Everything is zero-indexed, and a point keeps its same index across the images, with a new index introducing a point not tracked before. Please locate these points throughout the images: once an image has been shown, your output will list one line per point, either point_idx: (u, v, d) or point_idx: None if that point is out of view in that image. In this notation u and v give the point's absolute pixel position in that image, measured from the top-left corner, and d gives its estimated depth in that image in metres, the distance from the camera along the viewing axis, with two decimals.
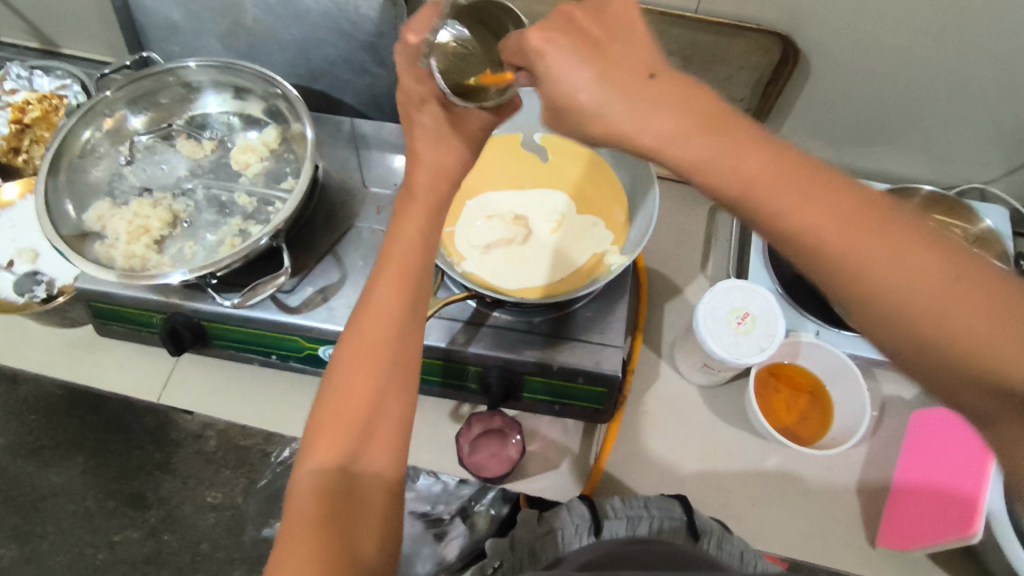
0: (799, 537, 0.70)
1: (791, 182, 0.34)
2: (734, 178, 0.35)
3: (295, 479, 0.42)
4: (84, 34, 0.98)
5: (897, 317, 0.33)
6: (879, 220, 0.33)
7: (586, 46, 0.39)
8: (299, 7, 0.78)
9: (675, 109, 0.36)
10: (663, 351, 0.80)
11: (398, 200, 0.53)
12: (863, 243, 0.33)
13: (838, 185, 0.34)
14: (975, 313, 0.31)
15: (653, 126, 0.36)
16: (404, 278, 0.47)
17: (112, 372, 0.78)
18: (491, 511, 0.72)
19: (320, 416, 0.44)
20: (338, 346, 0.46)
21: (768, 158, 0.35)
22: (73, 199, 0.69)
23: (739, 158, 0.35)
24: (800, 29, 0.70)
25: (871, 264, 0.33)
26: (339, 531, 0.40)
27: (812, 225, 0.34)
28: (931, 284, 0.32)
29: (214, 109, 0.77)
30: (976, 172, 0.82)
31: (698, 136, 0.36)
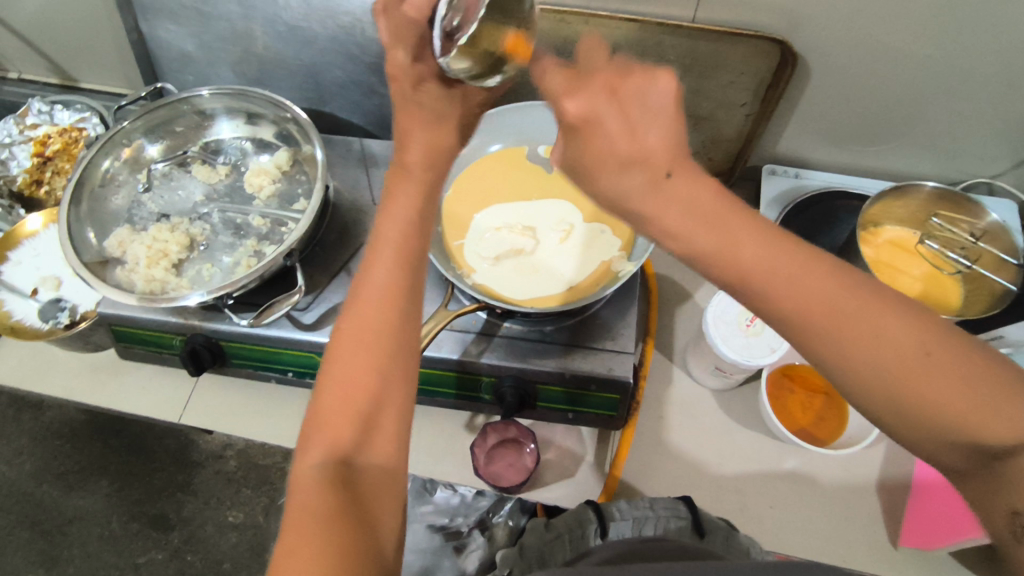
0: (820, 540, 0.69)
1: (787, 270, 0.37)
2: (738, 264, 0.37)
3: (297, 475, 0.41)
4: (101, 68, 1.01)
5: (873, 384, 0.35)
6: (870, 301, 0.36)
7: (618, 121, 0.37)
8: (307, 33, 0.81)
9: (685, 209, 0.38)
10: (675, 356, 0.80)
11: (389, 176, 0.51)
12: (849, 321, 0.36)
13: (832, 270, 0.37)
14: (947, 378, 0.34)
15: (662, 218, 0.38)
16: (403, 263, 0.47)
17: (135, 395, 0.80)
18: (509, 522, 0.80)
19: (323, 407, 0.43)
20: (335, 335, 0.45)
21: (771, 250, 0.37)
22: (94, 227, 0.71)
23: (743, 248, 0.37)
24: (798, 32, 0.71)
25: (857, 341, 0.35)
26: (352, 523, 0.39)
27: (801, 296, 0.37)
28: (910, 355, 0.35)
29: (228, 135, 0.79)
30: (983, 167, 0.82)
31: (704, 230, 0.38)
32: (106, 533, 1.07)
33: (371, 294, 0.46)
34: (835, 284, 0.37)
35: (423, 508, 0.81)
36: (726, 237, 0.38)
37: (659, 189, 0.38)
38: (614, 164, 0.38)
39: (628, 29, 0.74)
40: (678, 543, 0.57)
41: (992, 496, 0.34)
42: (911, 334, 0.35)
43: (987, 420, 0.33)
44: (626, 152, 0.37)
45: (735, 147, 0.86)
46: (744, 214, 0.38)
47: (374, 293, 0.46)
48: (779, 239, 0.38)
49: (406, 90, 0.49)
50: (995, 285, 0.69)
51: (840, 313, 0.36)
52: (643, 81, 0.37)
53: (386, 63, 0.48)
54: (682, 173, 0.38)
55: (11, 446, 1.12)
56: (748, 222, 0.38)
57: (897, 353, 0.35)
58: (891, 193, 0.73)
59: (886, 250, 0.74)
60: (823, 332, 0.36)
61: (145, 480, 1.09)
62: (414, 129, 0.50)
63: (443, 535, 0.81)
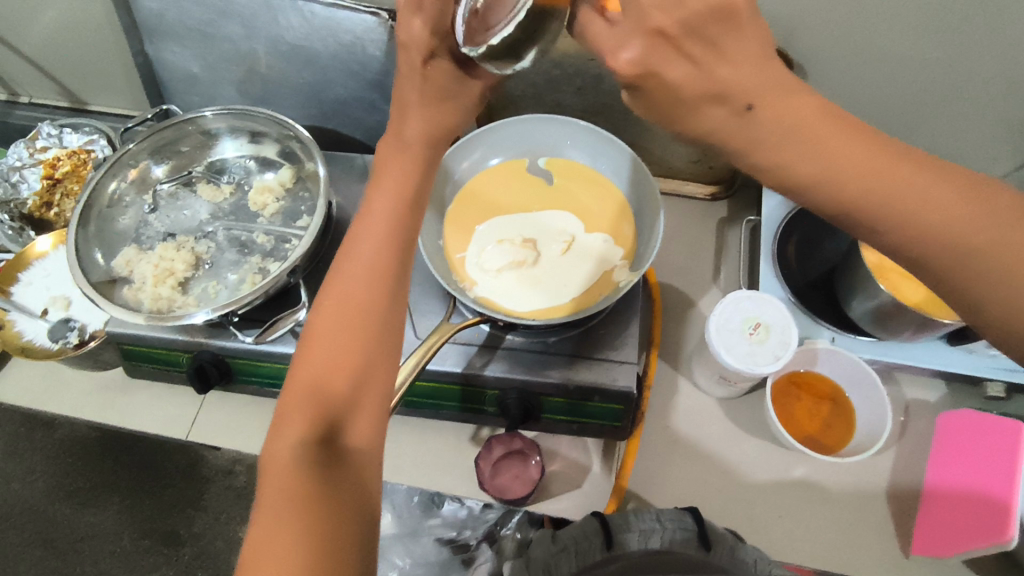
0: (830, 548, 0.69)
1: (881, 176, 0.37)
2: (838, 177, 0.37)
3: (271, 454, 0.41)
4: (109, 90, 1.03)
5: (977, 282, 0.37)
6: (965, 198, 0.37)
7: (684, 64, 0.35)
8: (309, 51, 0.82)
9: (777, 131, 0.37)
10: (680, 365, 0.80)
11: (384, 143, 0.49)
12: (953, 219, 0.37)
13: (932, 171, 0.37)
14: (1009, 245, 0.36)
15: (753, 150, 0.38)
16: (392, 241, 0.46)
17: (143, 412, 0.81)
18: (517, 534, 0.78)
19: (304, 387, 0.43)
20: (318, 314, 0.45)
21: (864, 156, 0.37)
22: (102, 247, 0.72)
23: (844, 161, 0.37)
24: (793, 39, 0.71)
25: (932, 228, 0.37)
26: (327, 510, 0.38)
27: (894, 197, 0.37)
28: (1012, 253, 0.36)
29: (232, 154, 0.81)
30: (986, 169, 0.81)
31: (792, 150, 0.37)
32: (117, 550, 1.08)
33: (358, 272, 0.45)
34: (934, 185, 0.37)
35: (432, 521, 0.81)
36: (824, 154, 0.37)
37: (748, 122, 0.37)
38: (695, 102, 0.37)
39: None
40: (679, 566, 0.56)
41: None
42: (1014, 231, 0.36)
43: None
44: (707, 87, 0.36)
45: None
46: (840, 119, 0.38)
47: (360, 271, 0.45)
48: (877, 147, 0.37)
49: (415, 62, 0.44)
50: None
51: (927, 216, 0.37)
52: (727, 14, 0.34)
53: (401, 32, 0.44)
54: (770, 105, 0.36)
55: (24, 464, 1.13)
56: (858, 135, 0.38)
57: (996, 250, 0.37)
58: None
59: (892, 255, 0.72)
60: (926, 234, 0.37)
61: (157, 496, 1.10)
62: (411, 108, 0.47)
63: (450, 548, 0.80)
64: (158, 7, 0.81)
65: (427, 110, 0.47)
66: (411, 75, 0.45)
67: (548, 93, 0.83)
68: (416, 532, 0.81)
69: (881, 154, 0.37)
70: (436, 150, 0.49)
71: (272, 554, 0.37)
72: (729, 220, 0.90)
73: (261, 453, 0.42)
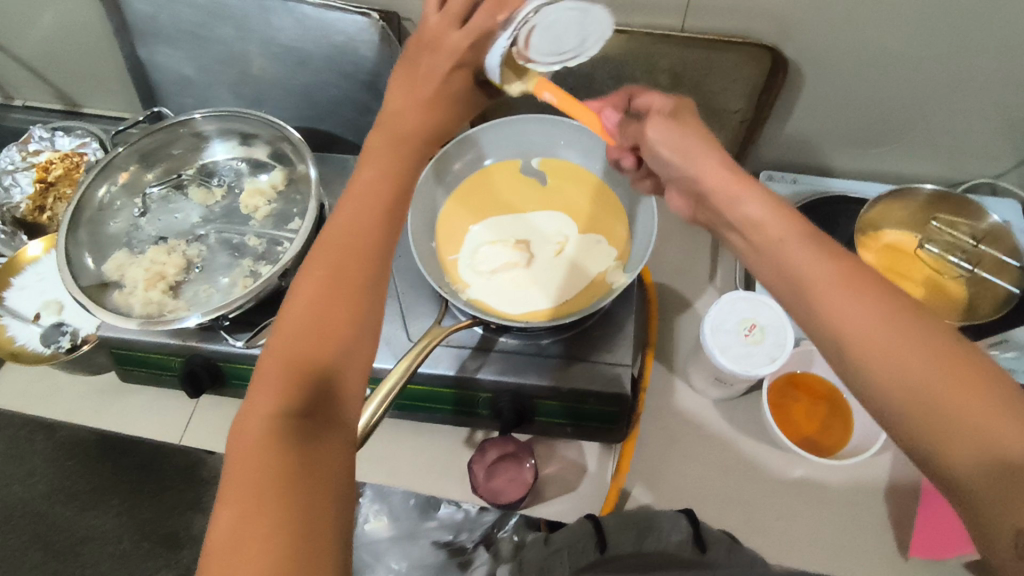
0: (829, 551, 0.68)
1: (794, 248, 0.43)
2: (759, 230, 0.45)
3: (243, 432, 0.38)
4: (103, 93, 1.02)
5: (874, 364, 0.37)
6: (867, 286, 0.39)
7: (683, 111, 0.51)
8: (301, 53, 0.81)
9: (721, 163, 0.48)
10: (676, 366, 0.79)
11: (369, 138, 0.50)
12: (852, 300, 0.39)
13: (845, 258, 0.41)
14: (908, 335, 0.37)
15: (699, 168, 0.48)
16: (385, 220, 0.47)
17: (137, 416, 0.80)
18: (514, 536, 0.73)
19: (282, 359, 0.41)
20: (298, 284, 0.44)
21: (825, 262, 0.41)
22: (93, 252, 0.71)
23: (762, 217, 0.45)
24: (790, 37, 0.70)
25: (875, 366, 0.37)
26: (307, 489, 0.36)
27: (796, 262, 0.42)
28: (905, 338, 0.37)
29: (222, 157, 0.80)
30: (986, 166, 0.81)
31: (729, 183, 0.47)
32: (118, 552, 1.08)
33: (344, 244, 0.45)
34: (847, 266, 0.41)
35: (428, 523, 0.76)
36: (786, 234, 0.44)
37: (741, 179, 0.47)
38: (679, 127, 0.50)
39: (617, 41, 0.73)
40: (672, 567, 0.55)
41: (1007, 505, 0.31)
42: (913, 324, 0.37)
43: (994, 423, 0.33)
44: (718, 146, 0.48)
45: (732, 154, 0.85)
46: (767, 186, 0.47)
47: (346, 244, 0.45)
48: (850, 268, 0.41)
49: (442, 64, 0.49)
50: (999, 288, 0.67)
51: (827, 288, 0.40)
52: None
53: (436, 37, 0.49)
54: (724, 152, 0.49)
55: (24, 466, 1.11)
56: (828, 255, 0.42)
57: (894, 336, 0.37)
58: (891, 194, 0.72)
59: (889, 255, 0.72)
60: (825, 306, 0.40)
61: (156, 499, 1.09)
62: (412, 106, 0.50)
63: (447, 551, 0.75)
64: (150, 11, 0.80)
65: (434, 110, 0.50)
66: (428, 77, 0.50)
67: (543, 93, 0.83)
68: (413, 535, 0.76)
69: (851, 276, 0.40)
70: (429, 151, 0.51)
71: (245, 531, 0.34)
72: None
73: (229, 434, 0.39)
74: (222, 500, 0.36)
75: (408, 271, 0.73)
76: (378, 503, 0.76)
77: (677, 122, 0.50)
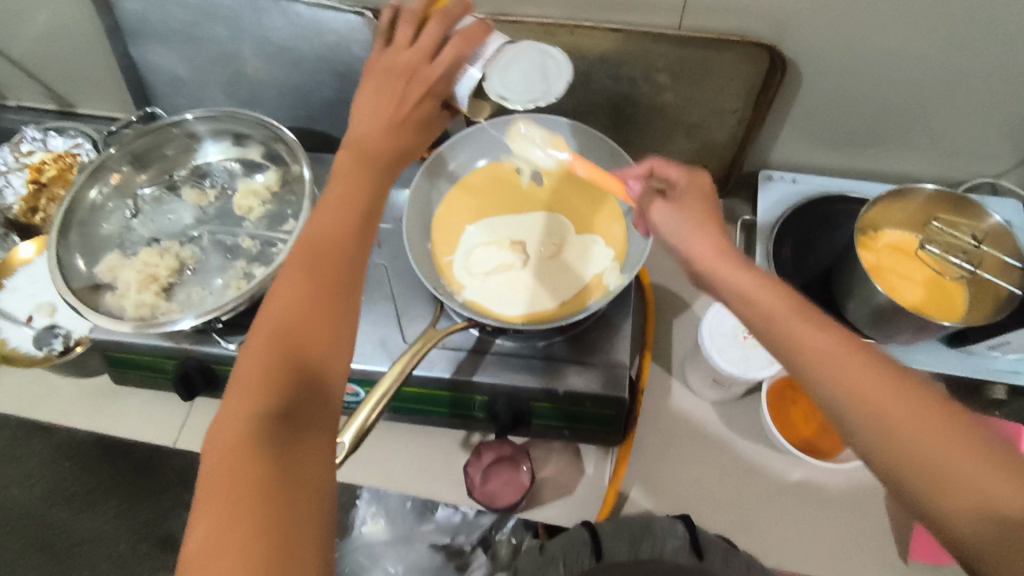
0: (829, 554, 0.67)
1: (769, 303, 0.44)
2: (733, 286, 0.46)
3: (219, 433, 0.40)
4: (96, 93, 1.01)
5: (864, 423, 0.38)
6: (847, 343, 0.41)
7: (683, 193, 0.54)
8: (295, 53, 0.80)
9: (705, 233, 0.50)
10: (673, 368, 0.78)
11: (339, 160, 0.53)
12: (832, 359, 0.40)
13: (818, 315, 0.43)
14: (891, 394, 0.38)
15: (686, 241, 0.50)
16: (355, 234, 0.49)
17: (131, 419, 0.80)
18: (512, 539, 0.74)
19: (253, 369, 0.42)
20: (272, 296, 0.46)
21: (803, 321, 0.42)
22: (84, 254, 0.71)
23: (733, 272, 0.46)
24: (787, 36, 0.69)
25: (866, 427, 0.38)
26: (280, 496, 0.38)
27: (773, 317, 0.43)
28: (891, 398, 0.38)
29: (215, 158, 0.79)
30: (987, 165, 0.80)
31: (706, 248, 0.49)
32: (114, 554, 1.07)
33: (316, 258, 0.47)
34: (822, 324, 0.42)
35: (425, 527, 0.76)
36: (758, 289, 0.45)
37: (736, 262, 0.47)
38: (676, 209, 0.53)
39: (614, 39, 0.73)
40: None
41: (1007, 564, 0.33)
42: (894, 382, 0.39)
43: (984, 481, 0.35)
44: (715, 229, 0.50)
45: (730, 153, 0.84)
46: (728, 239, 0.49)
47: (318, 258, 0.47)
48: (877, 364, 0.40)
49: (414, 92, 0.53)
50: (1000, 291, 0.66)
51: (809, 347, 0.41)
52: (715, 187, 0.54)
53: (411, 68, 0.53)
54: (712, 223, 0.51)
55: (21, 468, 1.10)
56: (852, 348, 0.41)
57: (879, 395, 0.38)
58: (888, 196, 0.70)
59: (887, 256, 0.71)
60: (809, 364, 0.41)
61: (154, 500, 1.08)
62: (390, 127, 0.53)
63: (444, 554, 0.75)
64: (141, 10, 0.79)
65: (403, 133, 0.54)
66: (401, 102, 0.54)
67: None
68: (409, 538, 0.76)
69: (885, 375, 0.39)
70: (395, 169, 0.54)
71: (229, 537, 0.36)
72: (726, 218, 0.88)
73: (205, 438, 0.41)
74: (201, 510, 0.38)
75: (403, 273, 0.72)
76: (375, 504, 0.77)
77: (678, 204, 0.53)
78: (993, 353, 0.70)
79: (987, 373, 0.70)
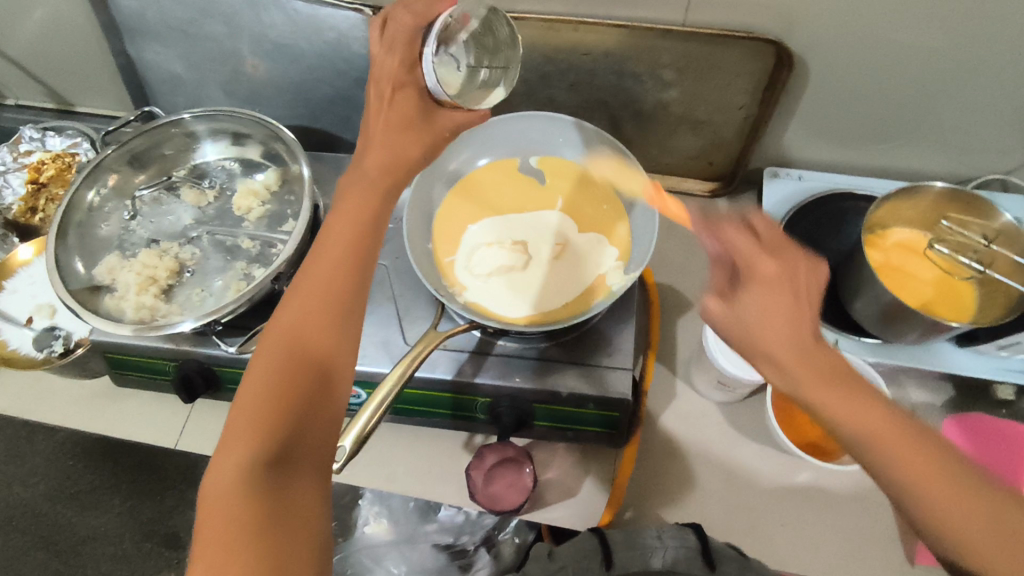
0: (836, 558, 0.67)
1: (832, 390, 0.41)
2: (795, 370, 0.42)
3: (214, 476, 0.40)
4: (95, 91, 1.01)
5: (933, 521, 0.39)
6: (907, 433, 0.41)
7: (767, 269, 0.43)
8: (294, 50, 0.80)
9: (778, 314, 0.42)
10: (678, 368, 0.78)
11: (344, 179, 0.53)
12: (902, 457, 0.40)
13: (880, 404, 0.41)
14: (956, 496, 0.39)
15: (753, 326, 0.42)
16: (356, 260, 0.48)
17: (133, 420, 0.79)
18: (516, 538, 0.75)
19: (251, 405, 0.42)
20: (273, 327, 0.46)
21: (869, 410, 0.41)
22: (82, 256, 0.70)
23: (796, 353, 0.42)
24: (794, 31, 0.68)
25: (939, 523, 0.39)
26: (278, 538, 0.38)
27: (839, 410, 0.41)
28: (957, 495, 0.39)
29: (213, 158, 0.79)
30: (997, 162, 0.79)
31: (775, 332, 0.42)
32: (119, 552, 1.08)
33: (320, 282, 0.47)
34: (885, 413, 0.41)
35: (428, 527, 0.76)
36: (821, 375, 0.42)
37: (815, 359, 0.42)
38: (753, 292, 0.43)
39: (618, 35, 0.72)
40: None
41: None
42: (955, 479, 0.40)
43: None
44: (792, 341, 0.42)
45: (735, 149, 0.83)
46: (798, 303, 0.43)
47: (320, 285, 0.47)
48: (987, 489, 0.39)
49: (383, 90, 0.53)
50: (1012, 290, 0.65)
51: (880, 441, 0.40)
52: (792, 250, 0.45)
53: (376, 66, 0.53)
54: (781, 292, 0.43)
55: (24, 467, 1.09)
56: (958, 475, 0.40)
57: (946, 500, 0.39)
58: (897, 194, 0.69)
59: (896, 254, 0.70)
60: (877, 455, 0.40)
61: (157, 499, 1.07)
62: (386, 132, 0.52)
63: (448, 554, 0.76)
64: (137, 7, 0.78)
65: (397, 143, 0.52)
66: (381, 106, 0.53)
67: (541, 89, 0.81)
68: (412, 539, 0.77)
69: (975, 494, 0.39)
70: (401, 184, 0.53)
71: None
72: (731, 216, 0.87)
73: (204, 477, 0.41)
74: (202, 549, 0.38)
75: (404, 273, 0.71)
76: (377, 505, 0.77)
77: (756, 283, 0.43)
78: (1003, 353, 0.69)
79: (997, 373, 0.70)
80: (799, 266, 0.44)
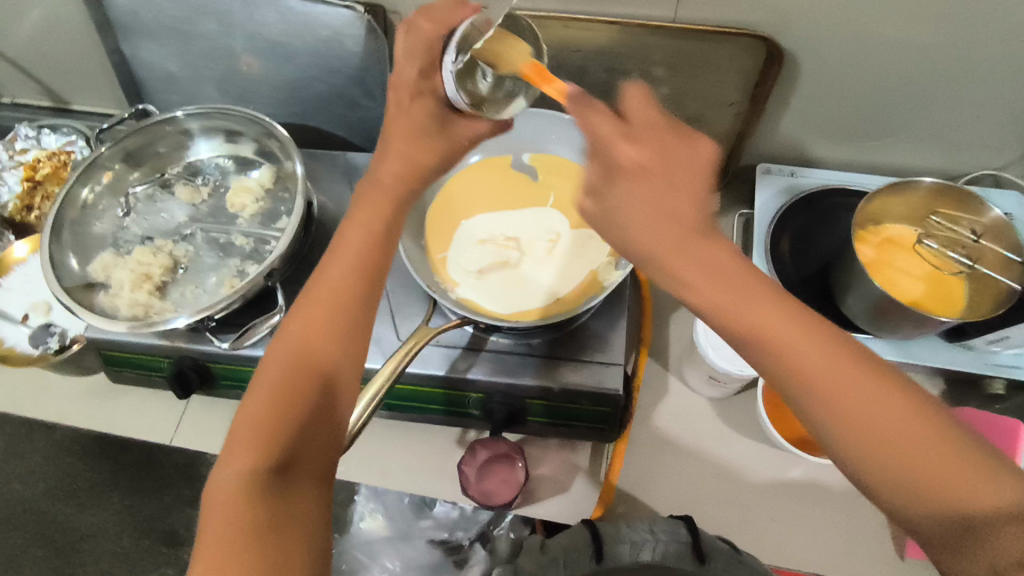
0: (827, 552, 0.67)
1: (712, 272, 0.39)
2: (672, 251, 0.40)
3: (217, 481, 0.40)
4: (91, 90, 1.01)
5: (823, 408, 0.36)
6: (793, 319, 0.38)
7: (643, 151, 0.41)
8: (288, 48, 0.80)
9: (653, 197, 0.40)
10: (670, 364, 0.78)
11: (360, 187, 0.53)
12: (787, 342, 0.38)
13: (772, 292, 0.39)
14: (843, 380, 0.36)
15: (628, 209, 0.41)
16: (365, 271, 0.48)
17: (128, 417, 0.80)
18: (511, 534, 0.72)
19: (256, 412, 0.42)
20: (282, 335, 0.46)
21: (755, 296, 0.39)
22: (76, 253, 0.70)
23: (677, 237, 0.40)
24: (787, 27, 0.68)
25: (823, 412, 0.37)
26: (278, 545, 0.38)
27: (722, 293, 0.39)
28: (842, 381, 0.36)
29: (207, 155, 0.79)
30: (989, 158, 0.79)
31: (653, 214, 0.40)
32: (118, 549, 1.07)
33: (329, 292, 0.47)
34: (781, 300, 0.39)
35: (422, 522, 0.74)
36: (702, 259, 0.39)
37: (693, 239, 0.40)
38: (628, 176, 0.41)
39: (610, 32, 0.72)
40: None
41: (980, 560, 0.31)
42: (846, 364, 0.37)
43: (954, 481, 0.33)
44: (666, 221, 0.40)
45: (728, 146, 0.83)
46: (680, 190, 0.40)
47: (327, 296, 0.47)
48: (877, 374, 0.37)
49: (404, 100, 0.53)
50: (1000, 285, 0.65)
51: (763, 324, 0.38)
52: (677, 139, 0.42)
53: (395, 75, 0.53)
54: (659, 178, 0.40)
55: (24, 464, 1.10)
56: (848, 360, 0.37)
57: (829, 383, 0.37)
58: (888, 189, 0.69)
59: (886, 250, 0.71)
60: (759, 340, 0.38)
61: (157, 494, 1.07)
62: (397, 139, 0.53)
63: (443, 549, 0.73)
64: (131, 6, 0.79)
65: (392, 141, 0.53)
66: (399, 114, 0.53)
67: None
68: (407, 535, 0.75)
69: (871, 385, 0.36)
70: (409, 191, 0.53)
71: None
72: (723, 213, 0.88)
73: (207, 480, 0.41)
74: (201, 552, 0.38)
75: (397, 270, 0.72)
76: (373, 501, 0.76)
77: (626, 167, 0.41)
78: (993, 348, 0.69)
79: (987, 368, 0.70)
80: (680, 151, 0.42)
